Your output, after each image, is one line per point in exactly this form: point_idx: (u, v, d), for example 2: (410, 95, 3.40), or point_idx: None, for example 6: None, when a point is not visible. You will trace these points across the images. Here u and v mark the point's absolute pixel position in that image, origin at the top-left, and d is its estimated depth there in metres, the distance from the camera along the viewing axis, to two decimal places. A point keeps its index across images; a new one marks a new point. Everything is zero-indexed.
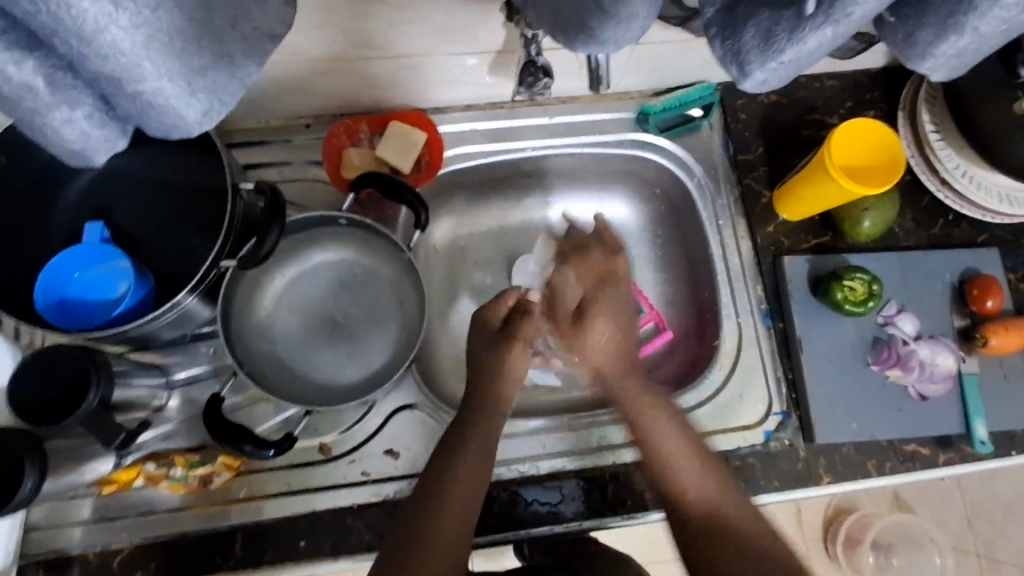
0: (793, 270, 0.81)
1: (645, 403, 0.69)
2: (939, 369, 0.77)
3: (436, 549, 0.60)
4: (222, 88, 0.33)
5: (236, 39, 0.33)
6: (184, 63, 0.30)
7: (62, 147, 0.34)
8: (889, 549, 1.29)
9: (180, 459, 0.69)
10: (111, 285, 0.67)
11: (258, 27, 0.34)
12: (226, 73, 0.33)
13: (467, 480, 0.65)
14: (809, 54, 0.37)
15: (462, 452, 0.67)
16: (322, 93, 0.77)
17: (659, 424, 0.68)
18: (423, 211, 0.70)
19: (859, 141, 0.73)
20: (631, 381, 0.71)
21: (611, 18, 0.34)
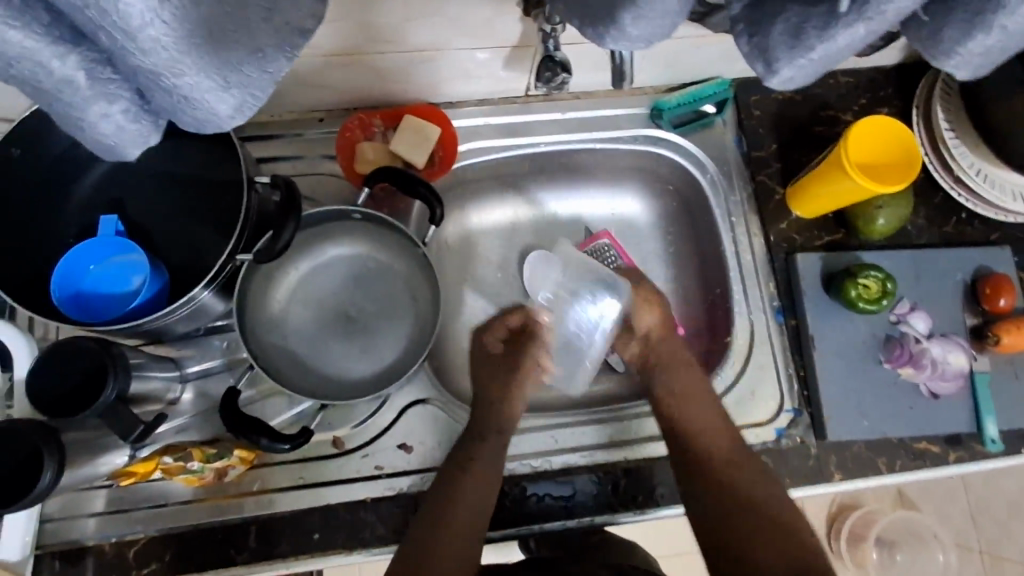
0: (806, 267, 0.81)
1: (683, 381, 0.77)
2: (951, 368, 0.77)
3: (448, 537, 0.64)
4: (254, 84, 0.33)
5: (270, 33, 0.32)
6: (218, 55, 0.30)
7: (97, 143, 0.34)
8: (892, 546, 1.29)
9: (197, 452, 0.67)
10: (125, 279, 0.67)
11: (289, 20, 0.33)
12: (259, 67, 0.33)
13: (484, 479, 0.68)
14: (839, 51, 0.37)
15: (478, 455, 0.69)
16: (336, 86, 0.76)
17: (693, 402, 0.75)
18: (437, 205, 0.69)
19: (876, 138, 0.73)
20: (678, 370, 0.79)
21: (642, 13, 0.34)
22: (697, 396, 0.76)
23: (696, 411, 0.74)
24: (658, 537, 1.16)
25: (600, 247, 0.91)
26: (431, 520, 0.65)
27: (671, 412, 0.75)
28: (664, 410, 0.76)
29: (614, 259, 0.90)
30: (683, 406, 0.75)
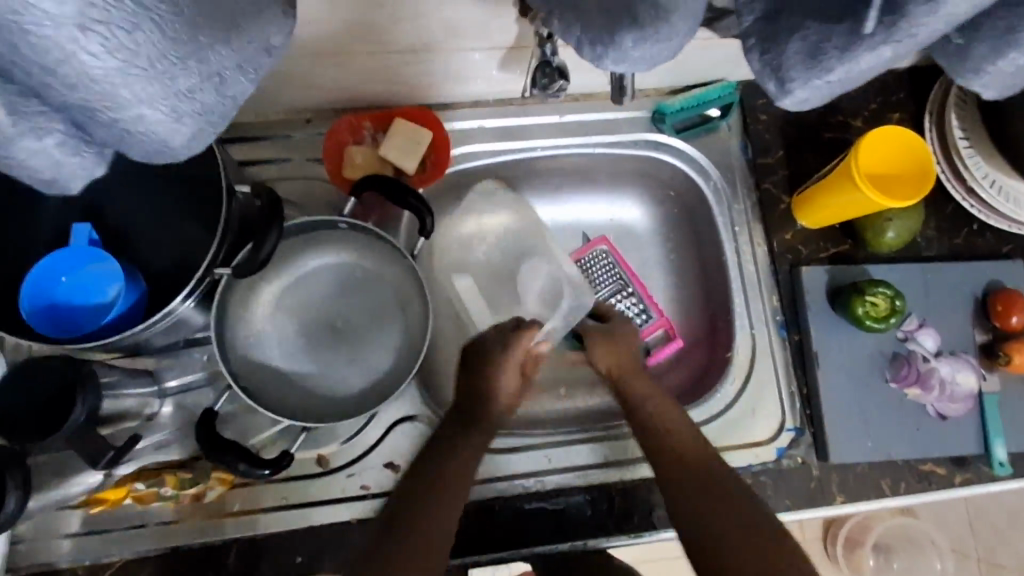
0: (810, 281, 0.78)
1: (651, 395, 0.72)
2: (960, 388, 0.74)
3: (423, 541, 0.59)
4: (212, 108, 0.30)
5: (229, 55, 0.29)
6: (167, 84, 0.27)
7: (39, 183, 0.31)
8: (888, 551, 1.26)
9: (169, 479, 0.66)
10: (101, 290, 0.64)
11: (254, 40, 0.30)
12: (218, 91, 0.29)
13: (458, 483, 0.65)
14: (861, 74, 0.34)
15: (449, 464, 0.66)
16: (322, 87, 0.73)
17: (665, 418, 0.70)
18: (427, 214, 0.66)
19: (888, 148, 0.69)
20: (645, 386, 0.73)
21: (644, 35, 0.31)
22: (673, 413, 0.70)
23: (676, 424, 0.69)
24: None
25: (600, 254, 0.87)
26: (403, 519, 0.60)
27: (649, 426, 0.69)
28: (643, 425, 0.70)
29: (613, 267, 0.87)
30: (657, 421, 0.69)
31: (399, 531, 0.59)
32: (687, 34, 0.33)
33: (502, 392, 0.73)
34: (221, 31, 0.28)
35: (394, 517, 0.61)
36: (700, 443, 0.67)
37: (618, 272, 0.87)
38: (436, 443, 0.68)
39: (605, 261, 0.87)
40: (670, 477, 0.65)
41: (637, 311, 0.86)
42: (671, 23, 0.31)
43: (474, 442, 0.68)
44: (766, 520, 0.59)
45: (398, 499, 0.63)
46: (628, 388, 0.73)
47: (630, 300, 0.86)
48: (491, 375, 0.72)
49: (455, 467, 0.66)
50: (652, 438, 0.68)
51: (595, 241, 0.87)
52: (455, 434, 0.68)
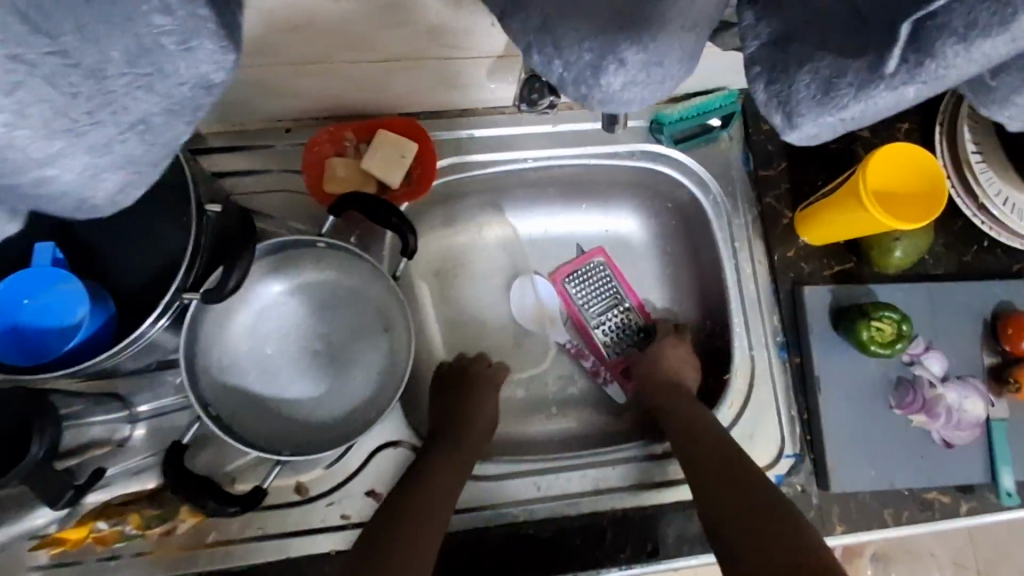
0: (813, 301, 0.75)
1: (686, 406, 0.72)
2: (967, 416, 0.71)
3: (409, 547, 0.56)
4: (140, 159, 0.27)
5: (155, 102, 0.25)
6: (77, 144, 0.24)
7: None
8: (888, 560, 1.14)
9: (133, 518, 0.64)
10: (63, 314, 0.58)
11: (184, 82, 0.25)
12: (146, 140, 0.27)
13: (444, 495, 0.63)
14: (878, 114, 0.30)
15: (431, 475, 0.64)
16: (302, 96, 0.69)
17: (697, 425, 0.70)
18: (410, 235, 0.63)
19: (896, 166, 0.66)
20: (685, 399, 0.74)
21: (633, 78, 0.30)
22: (707, 422, 0.70)
23: (711, 430, 0.69)
24: None
25: (602, 267, 0.84)
26: (387, 526, 0.58)
27: (681, 433, 0.69)
28: (677, 433, 0.70)
29: (611, 281, 0.84)
30: (689, 429, 0.69)
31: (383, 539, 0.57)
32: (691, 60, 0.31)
33: (482, 418, 0.73)
34: (139, 80, 0.24)
35: (377, 526, 0.59)
36: (734, 448, 0.66)
37: (616, 289, 0.84)
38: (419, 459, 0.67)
39: (603, 276, 0.84)
40: (700, 480, 0.64)
41: (632, 331, 0.83)
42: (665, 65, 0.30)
43: (459, 455, 0.68)
44: (774, 512, 0.56)
45: (379, 512, 0.61)
46: (664, 401, 0.74)
47: (626, 318, 0.84)
48: (472, 398, 0.73)
49: (436, 480, 0.64)
50: (684, 443, 0.68)
51: (594, 253, 0.84)
52: (438, 450, 0.67)
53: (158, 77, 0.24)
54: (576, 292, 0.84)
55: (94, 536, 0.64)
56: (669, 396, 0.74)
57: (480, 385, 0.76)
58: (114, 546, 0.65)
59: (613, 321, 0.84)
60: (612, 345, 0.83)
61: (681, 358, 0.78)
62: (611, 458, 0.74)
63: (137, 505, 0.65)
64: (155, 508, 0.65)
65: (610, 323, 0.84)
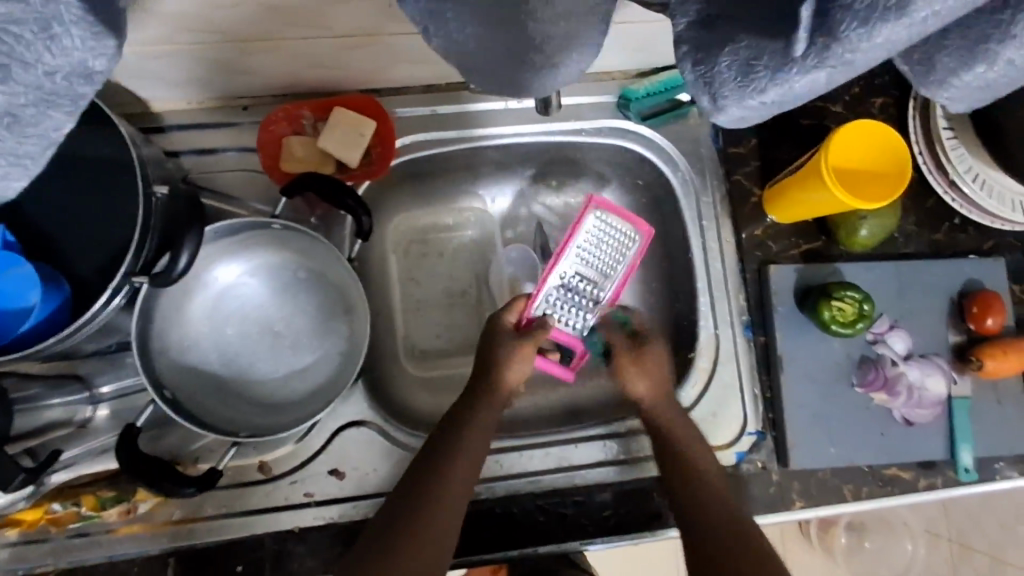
0: (779, 281, 0.74)
1: (680, 424, 0.68)
2: (928, 394, 0.72)
3: (430, 537, 0.58)
4: (15, 152, 0.26)
5: (20, 92, 0.24)
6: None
7: None
8: (862, 530, 1.15)
9: (89, 499, 0.65)
10: (17, 296, 0.57)
11: (57, 73, 0.25)
12: (16, 131, 0.26)
13: (466, 470, 0.64)
14: (798, 97, 0.29)
15: (456, 447, 0.65)
16: (256, 73, 0.67)
17: (692, 460, 0.65)
18: (365, 216, 0.63)
19: (862, 144, 0.64)
20: (681, 420, 0.69)
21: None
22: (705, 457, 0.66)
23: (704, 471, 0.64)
24: (632, 562, 0.97)
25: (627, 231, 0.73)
26: (408, 515, 0.59)
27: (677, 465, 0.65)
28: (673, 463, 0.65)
29: (620, 261, 0.73)
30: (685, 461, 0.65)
31: (406, 527, 0.58)
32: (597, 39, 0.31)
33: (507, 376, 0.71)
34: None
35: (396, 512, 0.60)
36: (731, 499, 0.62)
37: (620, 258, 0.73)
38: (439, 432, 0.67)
39: (618, 231, 0.73)
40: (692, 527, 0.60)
41: (586, 309, 0.74)
42: None
43: (477, 426, 0.67)
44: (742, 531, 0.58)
45: (401, 490, 0.62)
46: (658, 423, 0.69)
47: (591, 293, 0.74)
48: (494, 354, 0.72)
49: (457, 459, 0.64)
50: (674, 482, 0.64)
51: (635, 220, 0.73)
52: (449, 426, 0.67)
53: (16, 69, 0.23)
54: (586, 229, 0.72)
55: (50, 518, 0.65)
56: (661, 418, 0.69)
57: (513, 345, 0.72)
58: (73, 527, 0.65)
59: (579, 287, 0.74)
60: (557, 301, 0.73)
61: (654, 365, 0.72)
62: (578, 437, 0.74)
63: (94, 486, 0.66)
64: (112, 489, 0.66)
65: (581, 285, 0.73)
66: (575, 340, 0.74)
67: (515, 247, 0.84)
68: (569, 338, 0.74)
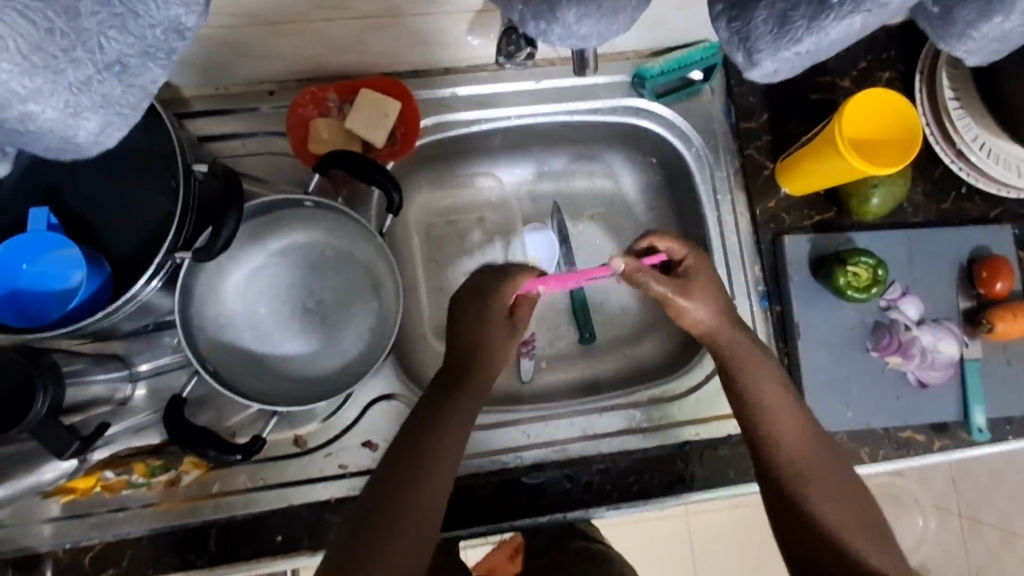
0: (792, 250, 0.76)
1: (766, 373, 0.61)
2: (941, 356, 0.74)
3: (421, 504, 0.54)
4: (119, 101, 0.31)
5: (129, 41, 0.30)
6: (60, 82, 0.29)
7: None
8: None
9: (139, 466, 0.68)
10: (63, 275, 0.59)
11: (154, 24, 0.30)
12: (122, 81, 0.31)
13: (452, 444, 0.59)
14: (830, 44, 0.32)
15: (439, 413, 0.60)
16: (283, 57, 0.69)
17: (820, 487, 0.55)
18: (395, 191, 0.65)
19: (873, 112, 0.66)
20: (761, 368, 0.61)
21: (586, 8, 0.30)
22: (835, 482, 0.55)
23: (815, 463, 0.56)
24: (650, 541, 0.99)
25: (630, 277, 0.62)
26: (398, 482, 0.55)
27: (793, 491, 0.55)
28: (783, 476, 0.56)
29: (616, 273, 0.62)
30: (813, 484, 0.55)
31: (394, 500, 0.53)
32: (634, 12, 0.32)
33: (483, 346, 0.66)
34: (113, 18, 0.29)
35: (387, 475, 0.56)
36: (854, 537, 0.52)
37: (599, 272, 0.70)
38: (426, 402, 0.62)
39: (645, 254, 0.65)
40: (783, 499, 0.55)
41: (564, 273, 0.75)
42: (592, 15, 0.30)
43: (463, 401, 0.62)
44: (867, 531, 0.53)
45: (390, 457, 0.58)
46: (745, 378, 0.60)
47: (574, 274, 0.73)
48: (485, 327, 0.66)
49: (444, 432, 0.59)
50: (796, 513, 0.54)
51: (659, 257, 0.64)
52: (427, 410, 0.61)
53: (128, 18, 0.29)
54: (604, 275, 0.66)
55: (103, 484, 0.67)
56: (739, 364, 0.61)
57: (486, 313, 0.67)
58: (123, 494, 0.67)
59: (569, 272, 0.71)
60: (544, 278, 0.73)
61: (706, 287, 0.62)
62: (603, 406, 0.76)
63: (141, 455, 0.68)
64: (159, 458, 0.69)
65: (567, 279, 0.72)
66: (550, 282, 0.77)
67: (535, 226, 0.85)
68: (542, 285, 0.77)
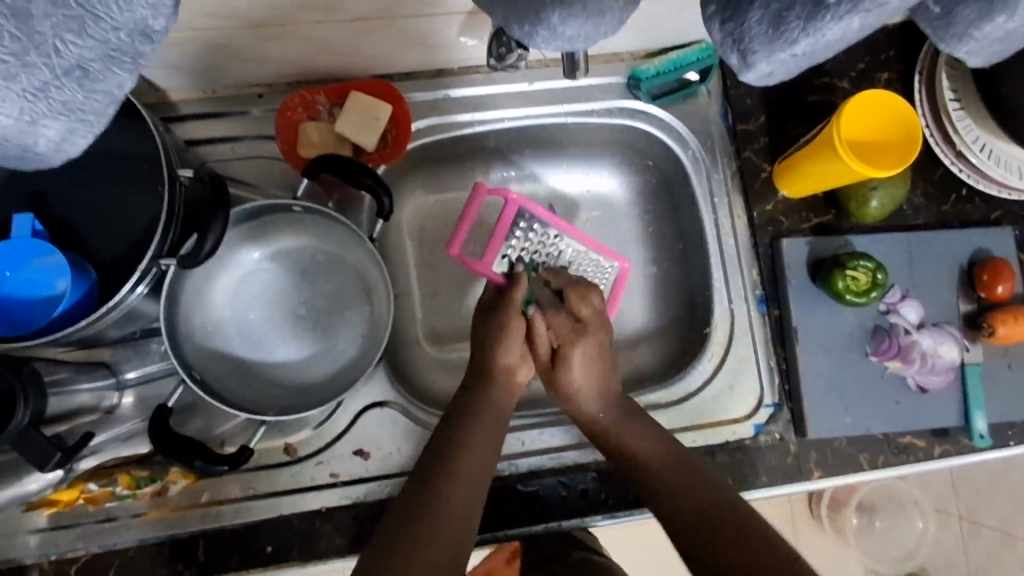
0: (791, 253, 0.75)
1: (631, 433, 0.68)
2: (941, 361, 0.73)
3: (440, 519, 0.57)
4: (80, 106, 0.31)
5: (89, 46, 0.29)
6: (12, 87, 0.29)
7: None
8: (872, 510, 1.15)
9: (124, 478, 0.67)
10: (48, 283, 0.58)
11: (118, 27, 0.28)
12: (84, 86, 0.31)
13: (479, 463, 0.63)
14: (826, 46, 0.31)
15: (465, 434, 0.65)
16: (272, 59, 0.68)
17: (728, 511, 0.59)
18: (385, 196, 0.64)
19: (871, 114, 0.65)
20: (629, 426, 0.68)
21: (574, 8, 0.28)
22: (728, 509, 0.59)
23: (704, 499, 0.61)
24: (655, 548, 0.97)
25: None
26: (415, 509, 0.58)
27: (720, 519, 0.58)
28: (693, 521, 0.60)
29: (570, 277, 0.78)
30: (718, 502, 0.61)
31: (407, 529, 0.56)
32: (623, 13, 0.30)
33: (502, 364, 0.71)
34: (69, 22, 0.28)
35: (414, 493, 0.60)
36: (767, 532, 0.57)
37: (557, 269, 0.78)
38: (450, 424, 0.66)
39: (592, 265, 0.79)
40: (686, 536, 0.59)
41: (530, 233, 0.77)
42: (574, 24, 0.29)
43: (488, 422, 0.67)
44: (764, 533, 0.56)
45: (415, 469, 0.63)
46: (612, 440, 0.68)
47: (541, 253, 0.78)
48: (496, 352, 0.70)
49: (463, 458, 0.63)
50: (723, 532, 0.57)
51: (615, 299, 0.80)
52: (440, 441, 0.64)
53: (87, 21, 0.28)
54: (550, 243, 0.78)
55: (87, 496, 0.66)
56: (610, 430, 0.69)
57: (499, 314, 0.72)
58: (107, 506, 0.66)
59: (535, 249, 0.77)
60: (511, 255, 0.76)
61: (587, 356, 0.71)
62: None
63: (127, 466, 0.67)
64: (145, 468, 0.67)
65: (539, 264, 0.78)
66: (502, 231, 0.75)
67: None
68: (501, 236, 0.75)
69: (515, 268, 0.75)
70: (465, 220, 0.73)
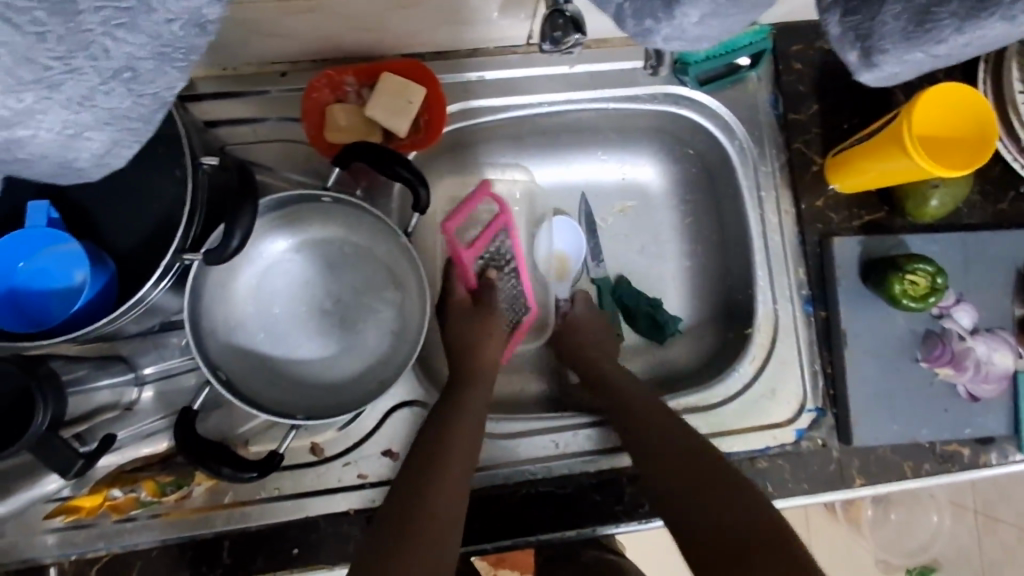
0: (842, 253, 0.71)
1: (648, 403, 0.68)
2: (995, 368, 0.70)
3: (436, 509, 0.54)
4: (126, 113, 0.30)
5: (141, 42, 0.27)
6: (55, 97, 0.27)
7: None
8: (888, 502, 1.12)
9: (148, 485, 0.63)
10: (62, 274, 0.53)
11: (173, 18, 0.27)
12: (132, 88, 0.29)
13: (463, 457, 0.60)
14: (972, 47, 0.28)
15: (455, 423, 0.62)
16: (299, 36, 0.63)
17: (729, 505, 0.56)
18: (422, 188, 0.60)
19: (943, 107, 0.61)
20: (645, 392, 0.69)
21: (713, 10, 0.27)
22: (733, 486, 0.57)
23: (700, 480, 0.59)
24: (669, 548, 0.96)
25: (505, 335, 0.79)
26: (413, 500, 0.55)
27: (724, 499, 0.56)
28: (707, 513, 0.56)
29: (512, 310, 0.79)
30: (722, 496, 0.57)
31: (406, 525, 0.52)
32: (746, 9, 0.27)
33: (486, 355, 0.71)
34: (121, 16, 0.26)
35: (409, 487, 0.56)
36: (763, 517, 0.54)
37: (523, 294, 0.79)
38: (435, 413, 0.64)
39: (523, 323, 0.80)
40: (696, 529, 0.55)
41: (504, 253, 0.79)
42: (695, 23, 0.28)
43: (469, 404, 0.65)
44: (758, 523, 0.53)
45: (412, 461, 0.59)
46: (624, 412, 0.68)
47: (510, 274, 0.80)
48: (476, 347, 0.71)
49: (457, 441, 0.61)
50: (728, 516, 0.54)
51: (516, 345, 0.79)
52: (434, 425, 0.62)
53: (141, 13, 0.26)
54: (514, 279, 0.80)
55: (110, 504, 0.63)
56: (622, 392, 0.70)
57: (476, 315, 0.75)
58: (131, 512, 0.64)
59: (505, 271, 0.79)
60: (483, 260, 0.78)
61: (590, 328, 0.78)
62: None
63: (150, 471, 0.64)
64: (168, 474, 0.64)
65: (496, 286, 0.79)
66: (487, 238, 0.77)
67: (563, 218, 0.81)
68: (487, 238, 0.77)
69: (487, 275, 0.78)
70: (462, 214, 0.75)
